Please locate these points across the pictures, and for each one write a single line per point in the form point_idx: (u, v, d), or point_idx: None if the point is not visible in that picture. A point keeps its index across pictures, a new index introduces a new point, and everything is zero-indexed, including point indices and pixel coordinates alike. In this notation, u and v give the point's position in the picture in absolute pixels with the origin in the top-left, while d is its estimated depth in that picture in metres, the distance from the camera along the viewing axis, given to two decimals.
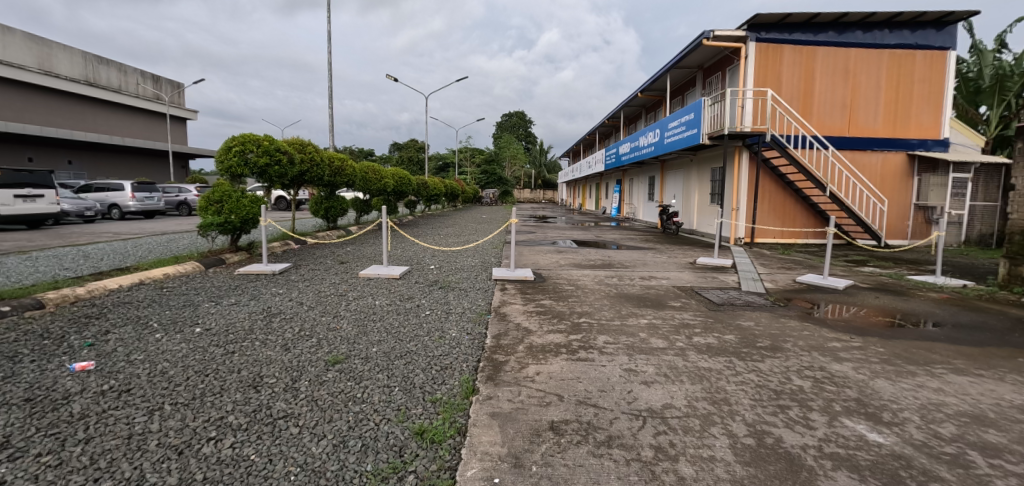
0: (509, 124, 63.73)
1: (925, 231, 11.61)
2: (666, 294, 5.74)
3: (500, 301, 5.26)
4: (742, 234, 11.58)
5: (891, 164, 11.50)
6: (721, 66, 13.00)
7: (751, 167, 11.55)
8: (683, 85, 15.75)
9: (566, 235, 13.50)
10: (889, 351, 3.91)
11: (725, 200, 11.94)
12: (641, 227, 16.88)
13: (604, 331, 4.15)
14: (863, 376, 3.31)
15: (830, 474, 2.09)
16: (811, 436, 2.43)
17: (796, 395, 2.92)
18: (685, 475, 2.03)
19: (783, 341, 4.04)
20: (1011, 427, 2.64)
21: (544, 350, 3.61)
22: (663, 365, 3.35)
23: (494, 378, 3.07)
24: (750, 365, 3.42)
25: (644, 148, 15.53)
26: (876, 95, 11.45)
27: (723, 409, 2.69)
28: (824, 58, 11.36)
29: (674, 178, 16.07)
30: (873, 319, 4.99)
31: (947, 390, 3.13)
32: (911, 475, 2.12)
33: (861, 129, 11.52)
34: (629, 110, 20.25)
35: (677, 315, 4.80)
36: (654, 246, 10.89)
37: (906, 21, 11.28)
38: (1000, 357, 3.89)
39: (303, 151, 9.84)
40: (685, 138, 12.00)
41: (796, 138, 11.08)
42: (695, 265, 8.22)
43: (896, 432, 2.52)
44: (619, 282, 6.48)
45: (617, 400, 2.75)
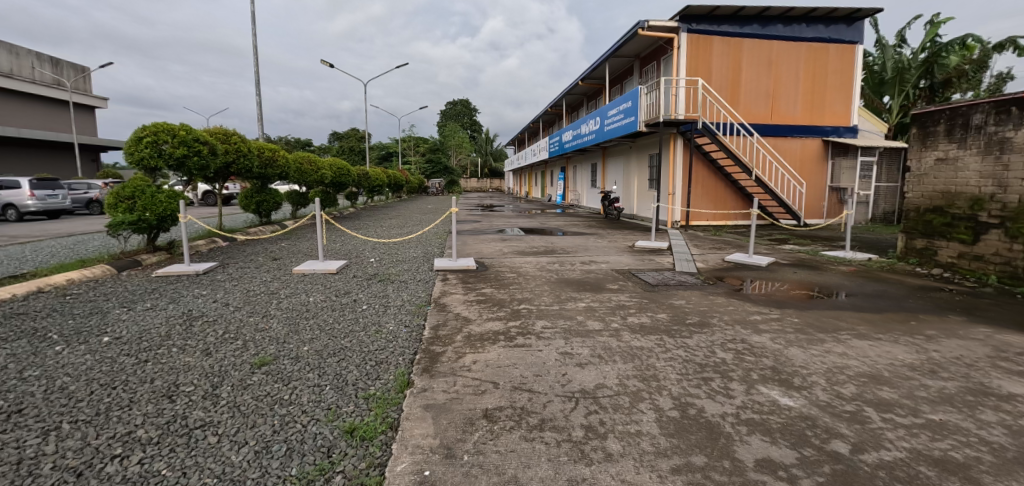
0: (454, 112, 62.80)
1: (838, 210, 12.73)
2: (605, 278, 5.91)
3: (440, 291, 5.17)
4: (678, 217, 12.16)
5: (809, 149, 12.45)
6: (655, 56, 13.47)
7: (685, 153, 12.06)
8: (622, 74, 16.15)
9: (512, 223, 13.56)
10: (802, 320, 4.26)
11: (662, 185, 12.46)
12: (585, 213, 17.36)
13: (543, 315, 4.22)
14: (779, 345, 3.57)
15: (745, 439, 2.24)
16: (730, 404, 2.59)
17: (719, 367, 3.10)
18: (613, 451, 2.10)
19: (710, 316, 4.29)
20: (901, 384, 2.95)
21: (483, 339, 3.60)
22: (597, 346, 3.44)
23: (430, 369, 3.01)
24: (679, 341, 3.59)
25: (586, 136, 15.79)
26: (794, 85, 12.30)
27: (652, 385, 2.80)
28: (750, 50, 12.01)
29: (615, 166, 16.49)
30: (793, 292, 5.40)
31: (850, 353, 3.44)
32: (815, 434, 2.32)
33: (783, 117, 12.34)
34: (570, 98, 20.53)
35: (614, 297, 4.96)
36: (596, 232, 11.19)
37: (821, 16, 12.12)
38: (896, 321, 4.33)
39: (227, 141, 9.17)
40: (624, 126, 12.37)
41: (724, 125, 11.68)
42: (633, 249, 8.51)
43: (805, 395, 2.74)
44: (560, 267, 6.60)
45: (551, 383, 2.80)
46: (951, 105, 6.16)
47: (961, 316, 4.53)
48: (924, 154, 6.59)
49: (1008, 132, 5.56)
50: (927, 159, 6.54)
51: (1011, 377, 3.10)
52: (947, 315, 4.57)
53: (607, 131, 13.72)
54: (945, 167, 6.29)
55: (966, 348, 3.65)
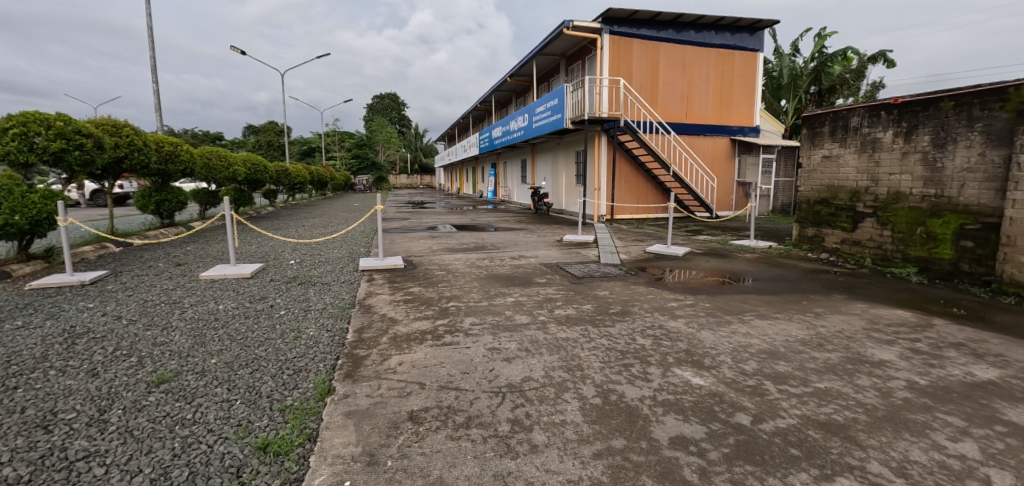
0: (381, 106, 60.67)
1: (743, 203, 13.96)
2: (533, 272, 6.01)
3: (366, 292, 4.98)
4: (603, 211, 12.69)
5: (719, 147, 13.49)
6: (580, 55, 13.88)
7: (609, 150, 12.56)
8: (549, 72, 16.47)
9: (443, 219, 13.39)
10: (712, 304, 4.62)
11: (588, 181, 12.91)
12: (516, 208, 17.53)
13: (471, 312, 4.20)
14: (692, 329, 3.84)
15: (661, 419, 2.39)
16: (648, 387, 2.74)
17: (639, 353, 3.27)
18: (538, 443, 2.14)
19: (631, 305, 4.52)
20: (794, 357, 3.29)
21: (410, 339, 3.52)
22: (524, 340, 3.49)
23: (353, 374, 2.88)
24: (602, 330, 3.74)
25: (515, 132, 15.94)
26: (706, 88, 13.23)
27: (576, 374, 2.90)
28: (666, 54, 12.74)
29: (543, 162, 16.82)
30: (707, 279, 5.84)
31: (753, 332, 3.79)
32: (722, 409, 2.52)
33: (696, 116, 13.24)
34: (499, 94, 20.60)
35: (542, 290, 5.07)
36: (526, 227, 11.36)
37: (728, 25, 13.14)
38: (791, 302, 4.83)
39: (117, 134, 8.15)
40: (551, 123, 12.65)
41: (644, 124, 12.32)
42: (561, 243, 8.74)
43: (714, 374, 2.97)
44: (490, 263, 6.62)
45: (479, 380, 2.79)
46: (834, 109, 6.91)
47: (842, 294, 5.15)
48: (813, 152, 7.36)
49: (878, 133, 6.37)
50: (815, 156, 7.31)
51: (881, 345, 3.58)
52: (832, 294, 5.17)
53: (535, 127, 13.94)
54: (829, 164, 7.08)
55: (846, 322, 4.16)
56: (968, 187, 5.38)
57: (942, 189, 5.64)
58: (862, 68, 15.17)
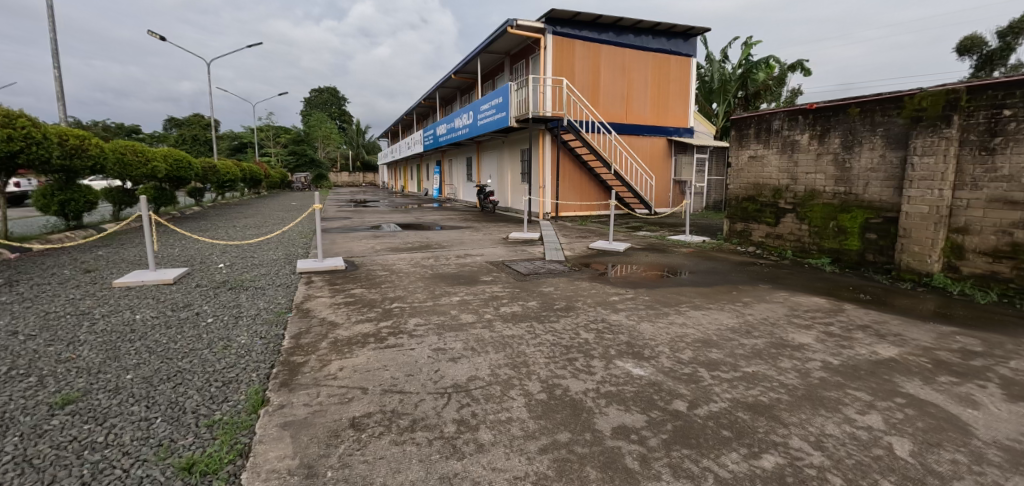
0: (319, 100, 58.01)
1: (679, 200, 14.70)
2: (479, 270, 5.99)
3: (303, 296, 4.74)
4: (548, 209, 12.86)
5: (656, 147, 14.10)
6: (525, 54, 14.00)
7: (553, 148, 12.77)
8: (494, 70, 16.47)
9: (387, 218, 13.04)
10: (651, 297, 4.84)
11: (533, 178, 13.05)
12: (461, 206, 17.42)
13: (416, 313, 4.12)
14: (632, 321, 3.99)
15: (604, 410, 2.46)
16: (592, 380, 2.81)
17: (582, 346, 3.36)
18: (484, 442, 2.14)
19: (575, 300, 4.62)
20: (725, 344, 3.51)
21: (351, 342, 3.40)
22: (470, 339, 3.47)
23: (289, 383, 2.74)
24: (547, 326, 3.80)
25: (460, 130, 15.80)
26: (644, 90, 13.77)
27: (522, 371, 2.92)
28: (607, 56, 13.11)
29: (489, 159, 16.81)
30: (647, 273, 6.10)
31: (688, 322, 4.00)
32: (661, 397, 2.64)
33: (635, 117, 13.75)
34: (444, 91, 20.34)
35: (488, 288, 5.06)
36: (472, 225, 11.31)
37: (663, 30, 13.74)
38: (723, 292, 5.14)
39: (10, 125, 7.23)
40: (496, 121, 12.67)
41: (587, 123, 12.64)
42: (507, 240, 8.79)
43: (653, 364, 3.10)
44: (435, 262, 6.52)
45: (424, 382, 2.74)
46: (758, 113, 7.42)
47: (767, 284, 5.56)
48: (740, 152, 7.85)
49: (797, 135, 6.92)
50: (743, 156, 7.81)
51: (800, 330, 3.90)
52: (758, 284, 5.57)
53: (480, 125, 13.91)
54: (754, 164, 7.60)
55: (770, 310, 4.49)
56: (872, 185, 5.98)
57: (850, 187, 6.23)
58: (782, 76, 16.42)
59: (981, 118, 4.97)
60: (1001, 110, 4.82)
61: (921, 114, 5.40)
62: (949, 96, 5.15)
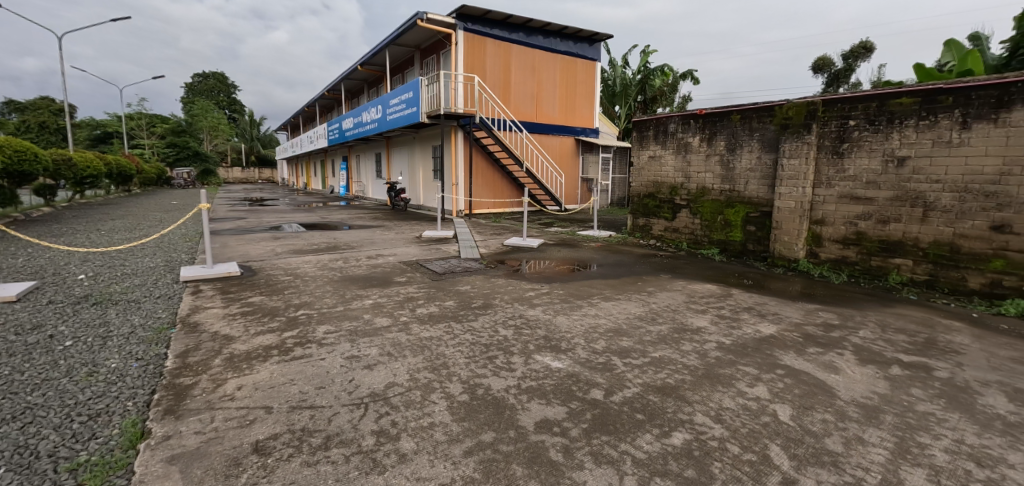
0: (203, 87, 51.95)
1: (587, 197, 15.45)
2: (392, 271, 5.76)
3: (190, 307, 4.19)
4: (462, 206, 12.79)
5: (565, 146, 14.65)
6: (436, 49, 13.73)
7: (465, 145, 12.70)
8: (403, 64, 15.94)
9: (289, 218, 12.04)
10: (565, 291, 5.01)
11: (446, 176, 12.87)
12: (371, 205, 16.65)
13: (325, 320, 3.84)
14: (549, 315, 4.10)
15: (526, 406, 2.49)
16: (513, 377, 2.83)
17: (502, 344, 3.37)
18: (406, 451, 2.05)
19: (492, 297, 4.63)
20: (634, 332, 3.74)
21: (250, 357, 3.06)
22: (386, 344, 3.32)
23: (175, 410, 2.39)
24: (465, 325, 3.75)
25: (367, 124, 15.09)
26: (553, 90, 14.21)
27: (442, 373, 2.85)
28: (518, 55, 13.32)
29: (399, 155, 16.27)
30: (559, 268, 6.30)
31: (600, 314, 4.21)
32: (579, 388, 2.73)
33: (545, 117, 14.14)
34: (349, 83, 19.28)
35: (403, 290, 4.88)
36: (384, 223, 10.86)
37: (571, 34, 14.28)
38: (630, 284, 5.48)
39: None
40: (407, 116, 12.28)
41: (499, 121, 12.75)
42: (420, 239, 8.56)
43: (570, 356, 3.20)
44: (344, 264, 6.15)
45: (337, 394, 2.56)
46: (656, 116, 8.01)
47: (667, 274, 6.03)
48: (641, 152, 8.41)
49: (689, 138, 7.57)
50: (643, 156, 8.38)
51: (697, 315, 4.29)
52: (660, 274, 6.01)
53: (389, 120, 13.40)
54: (653, 163, 8.19)
55: (671, 298, 4.88)
56: (751, 183, 6.74)
57: (733, 185, 6.98)
58: (675, 83, 17.93)
59: (833, 127, 5.82)
60: (847, 120, 5.69)
61: (788, 122, 6.20)
62: (809, 107, 5.97)
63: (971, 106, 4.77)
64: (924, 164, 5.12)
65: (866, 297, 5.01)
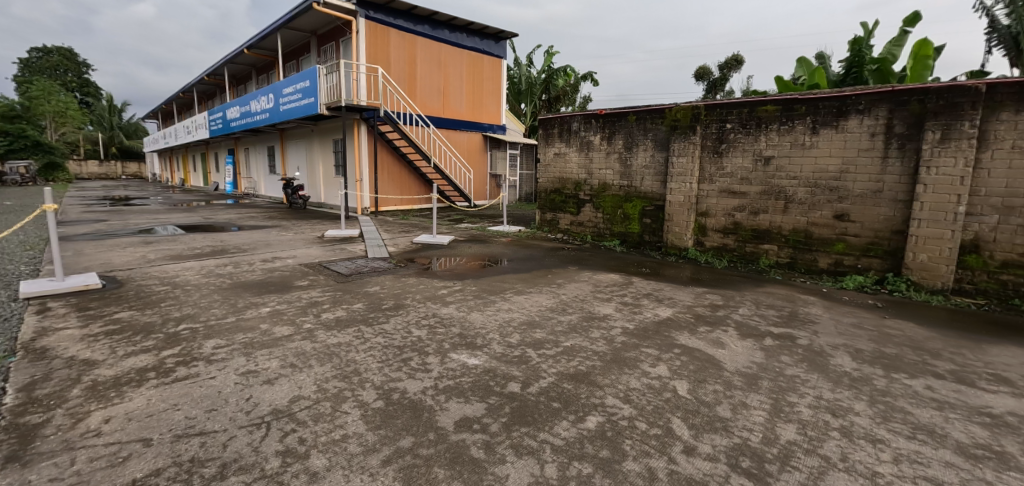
0: (44, 64, 43.29)
1: (495, 192, 15.64)
2: (292, 275, 5.32)
3: (33, 330, 3.47)
4: (367, 204, 12.21)
5: (473, 142, 14.65)
6: (334, 36, 12.90)
7: (369, 139, 12.14)
8: (297, 50, 14.74)
9: (163, 219, 10.57)
10: (477, 287, 5.01)
11: (349, 171, 12.20)
12: (263, 203, 15.27)
13: (214, 333, 3.42)
14: (463, 312, 4.07)
15: (445, 406, 2.44)
16: (429, 378, 2.76)
17: (416, 345, 3.27)
18: (318, 469, 1.90)
19: (404, 297, 4.48)
20: (547, 324, 3.86)
21: (119, 383, 2.63)
22: (288, 354, 3.05)
23: (19, 456, 1.97)
24: (376, 328, 3.59)
25: (257, 114, 13.74)
26: (460, 86, 14.10)
27: (353, 381, 2.69)
28: (423, 48, 12.99)
29: (295, 149, 15.07)
30: (471, 264, 6.30)
31: (513, 307, 4.28)
32: (497, 382, 2.75)
33: (452, 112, 13.99)
34: (233, 67, 17.38)
35: (305, 294, 4.53)
36: (280, 223, 9.99)
37: (476, 30, 14.27)
38: (540, 277, 5.65)
39: None
40: (303, 107, 11.40)
41: (405, 116, 12.36)
42: (323, 239, 8.01)
43: (486, 352, 3.21)
44: (234, 270, 5.54)
45: (232, 415, 2.30)
46: (560, 115, 8.32)
47: (574, 266, 6.32)
48: (547, 149, 8.68)
49: (591, 136, 7.98)
50: (549, 153, 8.66)
51: (603, 303, 4.55)
52: (568, 266, 6.28)
53: (283, 111, 12.33)
54: (559, 160, 8.51)
55: (579, 288, 5.12)
56: (647, 179, 7.30)
57: (631, 181, 7.50)
58: (577, 84, 18.78)
59: (713, 129, 6.51)
60: (725, 124, 6.39)
61: (677, 124, 6.80)
62: (694, 111, 6.61)
63: (819, 115, 5.61)
64: (784, 163, 5.94)
65: (743, 279, 5.70)
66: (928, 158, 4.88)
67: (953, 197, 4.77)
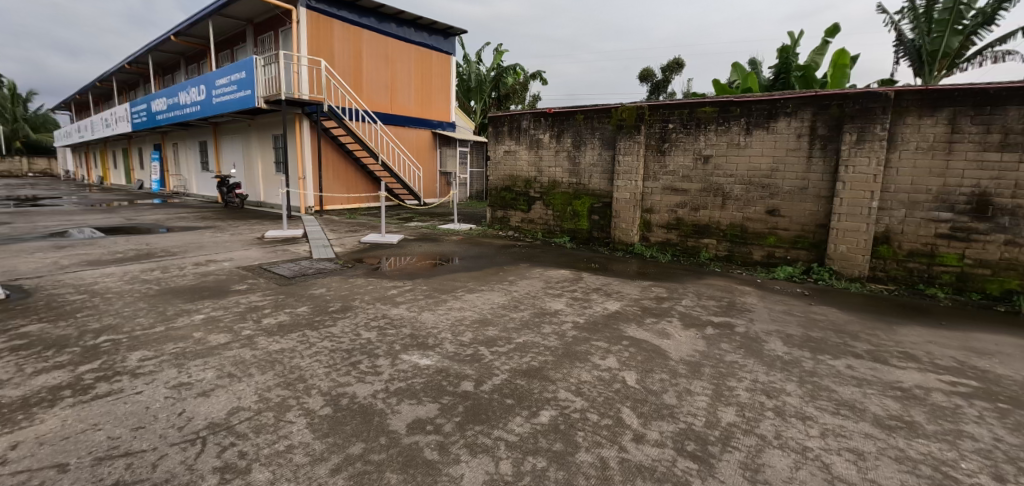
0: None
1: (445, 190, 15.47)
2: (229, 279, 5.00)
3: None
4: (311, 203, 11.72)
5: (422, 139, 14.40)
6: (272, 26, 12.23)
7: (312, 135, 11.63)
8: (231, 39, 13.86)
9: (78, 221, 9.60)
10: (428, 286, 4.93)
11: (290, 169, 11.64)
12: (196, 202, 14.26)
13: (140, 344, 3.15)
14: (414, 313, 3.99)
15: (396, 409, 2.39)
16: (379, 381, 2.68)
17: (365, 347, 3.17)
18: (260, 483, 1.80)
19: (351, 299, 4.33)
20: (499, 321, 3.86)
21: (27, 404, 2.36)
22: (226, 363, 2.86)
23: None
24: (322, 332, 3.44)
25: (186, 107, 12.79)
26: (408, 81, 13.80)
27: (298, 388, 2.57)
28: (369, 42, 12.59)
29: (230, 145, 14.17)
30: (421, 263, 6.19)
31: (465, 306, 4.25)
32: (450, 382, 2.72)
33: (400, 108, 13.67)
34: (158, 55, 16.06)
35: (243, 299, 4.27)
36: (214, 224, 9.36)
37: (424, 25, 14.02)
38: (491, 274, 5.65)
39: None
40: (238, 100, 10.73)
41: (351, 111, 11.94)
42: (262, 240, 7.59)
43: (438, 352, 3.16)
44: (163, 275, 5.13)
45: (162, 432, 2.13)
46: (510, 113, 8.34)
47: (525, 263, 6.36)
48: (497, 147, 8.67)
49: (540, 134, 8.06)
50: (499, 151, 8.66)
51: (554, 299, 4.62)
52: (519, 263, 6.32)
53: (216, 103, 11.55)
54: (509, 158, 8.54)
55: (530, 285, 5.16)
56: (595, 177, 7.47)
57: (579, 178, 7.65)
58: (526, 82, 18.91)
59: (656, 128, 6.76)
60: (667, 124, 6.66)
61: (622, 123, 7.01)
62: (638, 111, 6.84)
63: (752, 116, 5.97)
64: (722, 161, 6.27)
65: (685, 272, 5.97)
66: (847, 158, 5.33)
67: (867, 193, 5.25)
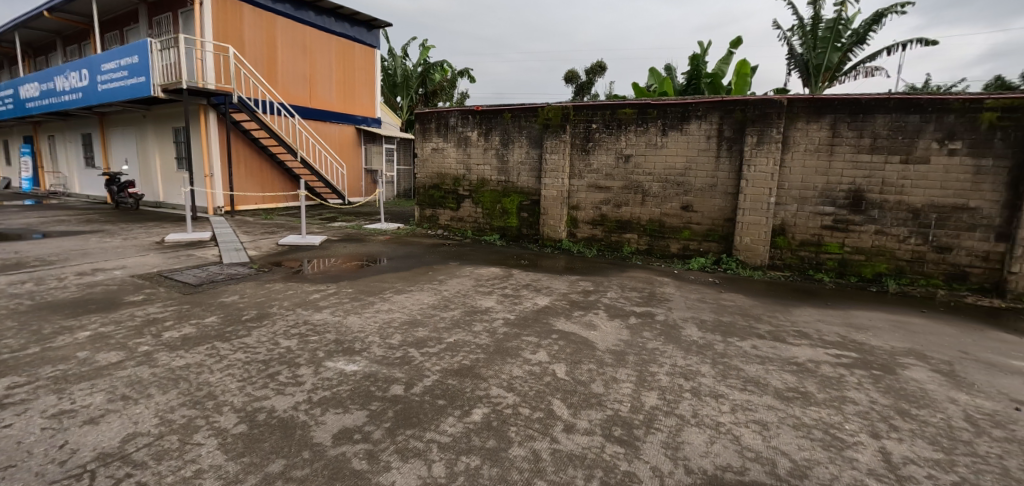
0: None
1: (371, 189, 14.92)
2: (122, 289, 4.45)
3: None
4: (221, 203, 10.79)
5: (345, 135, 13.75)
6: (170, 7, 11.04)
7: (220, 129, 10.69)
8: (119, 19, 12.32)
9: None
10: (354, 289, 4.72)
11: (195, 166, 10.63)
12: (79, 203, 12.55)
13: (6, 370, 2.70)
14: (338, 317, 3.79)
15: (321, 420, 2.26)
16: (301, 391, 2.52)
17: (285, 357, 2.97)
18: None
19: (268, 306, 4.03)
20: (429, 321, 3.79)
21: None
22: (119, 385, 2.54)
23: None
24: (235, 343, 3.17)
25: (64, 94, 11.18)
26: (328, 74, 13.10)
27: (208, 406, 2.34)
28: (284, 30, 11.78)
29: (120, 138, 12.61)
30: (346, 265, 5.92)
31: (393, 307, 4.13)
32: (378, 387, 2.62)
33: (320, 102, 12.94)
34: (24, 34, 13.89)
35: (138, 311, 3.82)
36: (102, 228, 8.29)
37: (345, 15, 13.37)
38: (420, 274, 5.53)
39: None
40: (130, 88, 9.58)
41: (264, 104, 11.11)
42: (162, 245, 6.85)
43: (365, 356, 3.03)
44: (36, 287, 4.45)
45: (38, 469, 1.84)
46: (437, 110, 8.20)
47: (455, 261, 6.31)
48: (425, 144, 8.49)
49: (469, 132, 8.01)
50: (427, 148, 8.49)
51: (485, 296, 4.62)
52: (449, 262, 6.26)
53: (101, 91, 10.21)
54: (437, 155, 8.40)
55: (461, 283, 5.12)
56: (523, 175, 7.58)
57: (508, 176, 7.72)
58: (454, 80, 18.72)
59: (581, 127, 6.99)
60: (591, 124, 6.91)
61: (549, 122, 7.16)
62: (563, 111, 7.02)
63: (667, 118, 6.36)
64: (641, 160, 6.62)
65: (610, 265, 6.25)
66: (749, 158, 5.86)
67: (766, 190, 5.81)
